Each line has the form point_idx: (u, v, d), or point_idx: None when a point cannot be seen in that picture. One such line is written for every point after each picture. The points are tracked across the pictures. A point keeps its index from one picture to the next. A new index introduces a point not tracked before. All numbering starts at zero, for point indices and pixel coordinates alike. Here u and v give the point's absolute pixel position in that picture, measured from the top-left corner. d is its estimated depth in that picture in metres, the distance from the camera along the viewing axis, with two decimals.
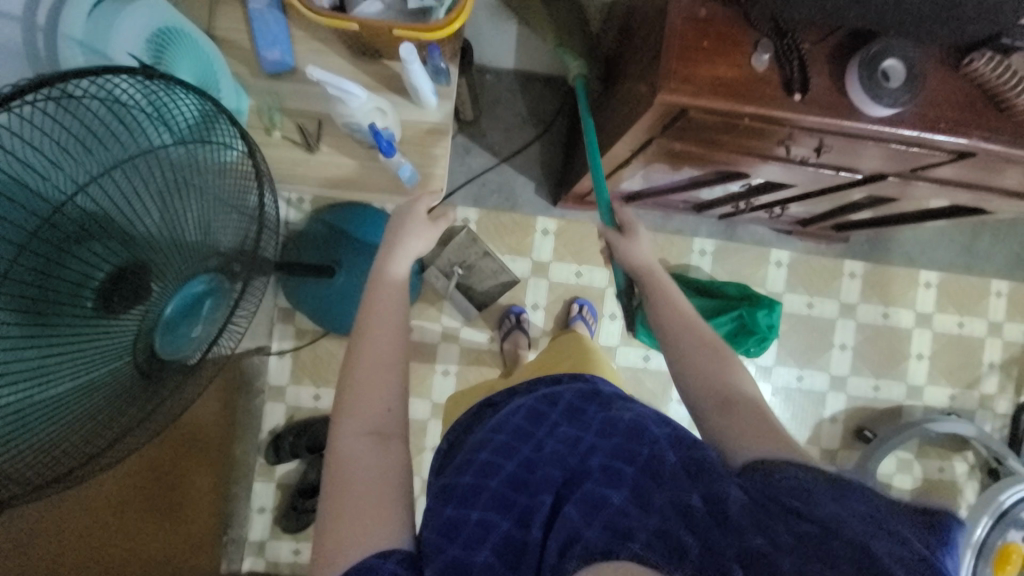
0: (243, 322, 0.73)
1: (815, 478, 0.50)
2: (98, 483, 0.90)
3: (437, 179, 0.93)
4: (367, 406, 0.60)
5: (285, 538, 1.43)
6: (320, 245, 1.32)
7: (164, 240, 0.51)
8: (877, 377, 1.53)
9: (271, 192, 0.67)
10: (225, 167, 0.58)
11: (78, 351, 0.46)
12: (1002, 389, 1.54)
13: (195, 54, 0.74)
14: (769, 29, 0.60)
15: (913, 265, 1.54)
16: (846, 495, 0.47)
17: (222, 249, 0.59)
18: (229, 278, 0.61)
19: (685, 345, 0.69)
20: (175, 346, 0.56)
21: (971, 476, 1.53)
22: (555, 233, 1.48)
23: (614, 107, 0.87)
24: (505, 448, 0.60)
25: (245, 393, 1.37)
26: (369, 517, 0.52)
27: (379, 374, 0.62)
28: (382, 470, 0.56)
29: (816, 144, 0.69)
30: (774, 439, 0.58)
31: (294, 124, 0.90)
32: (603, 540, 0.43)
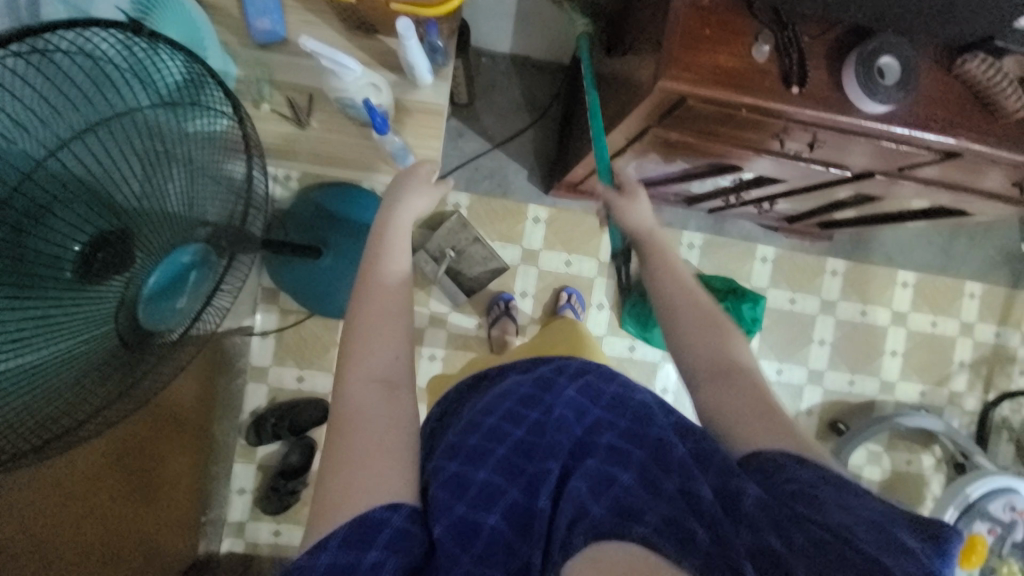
0: (230, 296, 0.72)
1: (822, 483, 0.51)
2: (71, 457, 0.88)
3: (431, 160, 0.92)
4: (376, 353, 0.59)
5: (265, 520, 1.42)
6: (307, 225, 1.29)
7: (148, 207, 0.50)
8: (852, 373, 1.58)
9: (260, 164, 0.65)
10: (212, 134, 0.56)
11: (56, 317, 0.44)
12: (970, 387, 1.61)
13: (179, 15, 0.71)
14: (770, 19, 0.60)
15: (892, 265, 1.59)
16: (851, 506, 0.48)
17: (209, 221, 0.57)
18: (216, 250, 0.59)
19: (691, 321, 0.68)
20: (159, 317, 0.55)
21: (937, 469, 1.59)
22: (546, 221, 1.47)
23: (611, 94, 0.87)
24: (512, 415, 0.60)
25: (227, 373, 1.35)
26: (376, 466, 0.52)
27: (387, 326, 0.61)
28: (387, 421, 0.55)
29: (809, 138, 0.70)
30: (773, 423, 0.59)
31: (284, 97, 0.87)
32: (611, 520, 0.44)
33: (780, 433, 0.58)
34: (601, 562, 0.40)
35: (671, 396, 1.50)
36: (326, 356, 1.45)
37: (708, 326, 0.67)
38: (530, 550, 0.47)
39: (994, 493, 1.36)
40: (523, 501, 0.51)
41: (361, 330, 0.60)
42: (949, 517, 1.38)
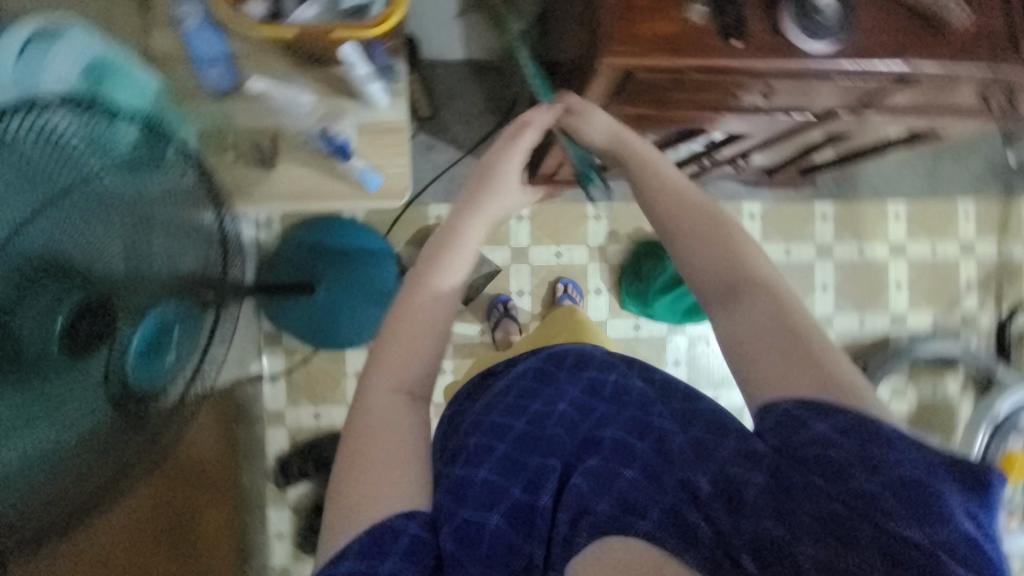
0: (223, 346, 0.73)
1: (844, 438, 0.47)
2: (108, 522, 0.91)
3: (400, 178, 0.93)
4: (406, 363, 0.57)
5: (308, 560, 1.43)
6: (297, 263, 1.31)
7: (125, 273, 0.52)
8: (861, 312, 1.57)
9: (232, 213, 0.66)
10: (177, 192, 0.56)
11: (53, 391, 0.47)
12: (982, 305, 1.59)
13: (132, 84, 0.73)
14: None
15: (882, 198, 1.58)
16: (878, 464, 0.45)
17: (192, 277, 0.59)
18: (200, 306, 0.60)
19: (714, 251, 0.60)
20: (152, 378, 0.54)
21: (965, 393, 1.57)
22: (529, 217, 1.48)
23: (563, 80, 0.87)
24: (513, 409, 0.63)
25: (244, 422, 1.36)
26: (382, 479, 0.51)
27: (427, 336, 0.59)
28: (397, 438, 0.53)
29: (762, 88, 0.70)
30: (798, 350, 0.52)
31: (247, 141, 0.88)
32: (614, 514, 0.46)
33: (802, 370, 0.51)
34: (608, 556, 0.43)
35: (684, 368, 1.50)
36: (339, 388, 1.45)
37: (703, 236, 0.61)
38: (534, 546, 0.50)
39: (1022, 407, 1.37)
40: (525, 498, 0.53)
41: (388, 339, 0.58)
42: (982, 438, 1.37)
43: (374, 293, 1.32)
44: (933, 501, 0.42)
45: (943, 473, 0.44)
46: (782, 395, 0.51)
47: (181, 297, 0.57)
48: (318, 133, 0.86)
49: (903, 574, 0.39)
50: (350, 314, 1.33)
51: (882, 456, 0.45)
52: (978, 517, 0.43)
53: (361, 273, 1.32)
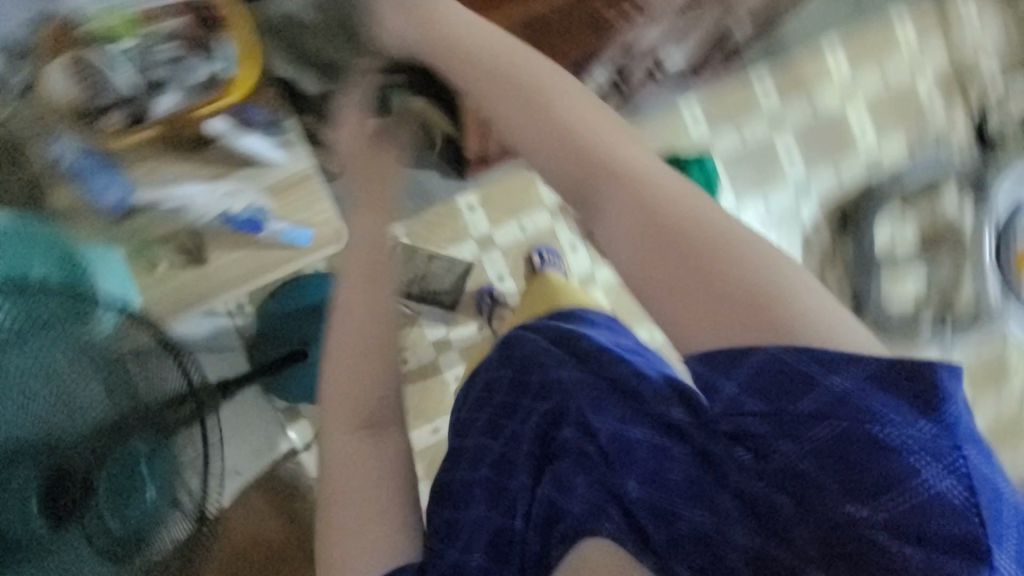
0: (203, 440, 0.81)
1: (769, 394, 0.44)
2: None
3: (329, 222, 0.91)
4: (354, 399, 0.65)
5: None
6: (282, 334, 1.32)
7: (108, 427, 0.67)
8: (835, 165, 1.53)
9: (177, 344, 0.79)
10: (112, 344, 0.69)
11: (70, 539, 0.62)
12: (948, 113, 1.56)
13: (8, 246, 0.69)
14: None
15: (817, 45, 1.51)
16: (817, 430, 0.42)
17: (149, 408, 0.73)
18: (163, 433, 0.74)
19: (632, 179, 0.55)
20: (135, 504, 0.69)
21: (966, 202, 1.53)
22: (480, 205, 1.46)
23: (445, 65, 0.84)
24: (491, 430, 0.68)
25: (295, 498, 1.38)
26: (365, 539, 0.58)
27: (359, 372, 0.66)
28: (364, 478, 0.61)
29: None
30: (691, 276, 0.49)
31: (173, 245, 0.87)
32: (585, 512, 0.49)
33: (702, 311, 0.49)
34: (585, 563, 0.48)
35: None
36: None
37: (563, 158, 0.59)
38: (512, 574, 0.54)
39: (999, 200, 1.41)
40: (500, 523, 0.57)
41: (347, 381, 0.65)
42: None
43: None
44: (874, 459, 0.40)
45: (881, 400, 0.41)
46: (694, 350, 0.49)
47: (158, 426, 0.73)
48: (223, 214, 0.86)
49: (832, 544, 0.41)
50: None
51: (809, 406, 0.43)
52: (939, 446, 0.40)
53: None
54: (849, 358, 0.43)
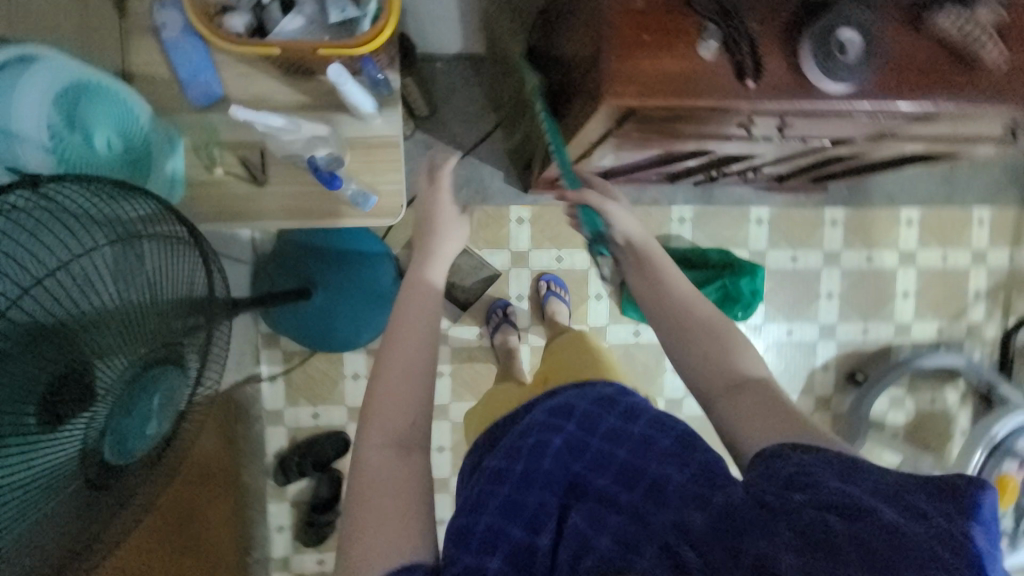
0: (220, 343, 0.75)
1: (866, 495, 0.47)
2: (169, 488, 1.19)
3: (394, 195, 0.90)
4: (392, 414, 0.55)
5: (308, 551, 1.48)
6: (292, 266, 1.30)
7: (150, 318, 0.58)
8: (865, 321, 1.54)
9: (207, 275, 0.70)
10: (166, 245, 0.61)
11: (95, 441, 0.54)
12: (988, 315, 1.56)
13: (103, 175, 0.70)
14: (714, 11, 0.53)
15: (895, 204, 1.52)
16: (914, 510, 0.46)
17: (165, 322, 0.60)
18: (174, 360, 0.62)
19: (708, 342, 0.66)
20: (122, 438, 0.57)
21: (963, 403, 1.58)
22: (529, 220, 1.44)
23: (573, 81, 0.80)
24: (524, 479, 0.62)
25: (243, 421, 1.38)
26: (388, 535, 0.50)
27: (407, 385, 0.56)
28: (398, 479, 0.53)
29: (777, 123, 0.63)
30: (777, 414, 0.59)
31: (235, 156, 0.88)
32: (614, 549, 0.51)
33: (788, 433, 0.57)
34: None
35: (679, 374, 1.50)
36: (338, 389, 1.46)
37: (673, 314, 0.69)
38: None
39: (1019, 430, 1.34)
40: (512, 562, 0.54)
41: (391, 363, 0.57)
42: (978, 459, 1.34)
43: (372, 297, 1.34)
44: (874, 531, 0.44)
45: (919, 495, 0.47)
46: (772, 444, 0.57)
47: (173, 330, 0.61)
48: (309, 159, 0.83)
49: (813, 550, 0.45)
50: (350, 319, 1.33)
51: (853, 478, 0.49)
52: (963, 526, 0.45)
53: (362, 272, 1.32)
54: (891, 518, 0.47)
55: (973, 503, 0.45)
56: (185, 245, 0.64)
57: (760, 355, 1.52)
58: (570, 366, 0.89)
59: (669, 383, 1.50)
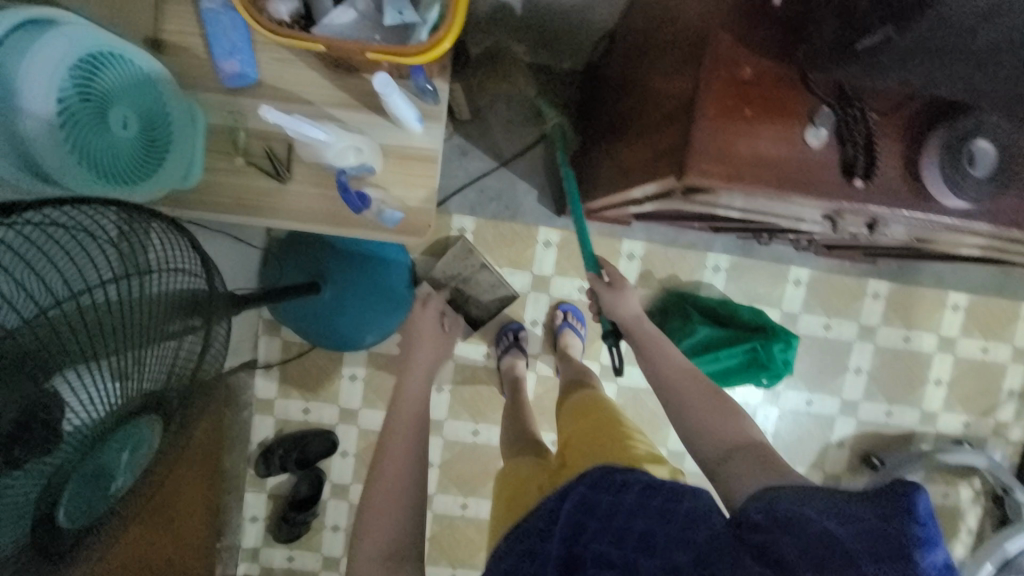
0: (220, 345, 0.68)
1: (812, 510, 0.44)
2: (183, 472, 1.15)
3: (424, 214, 0.83)
4: (379, 524, 0.60)
5: (278, 546, 1.44)
6: (303, 258, 1.24)
7: (130, 337, 0.51)
8: (890, 403, 1.45)
9: (218, 306, 0.65)
10: (175, 273, 0.57)
11: (60, 491, 0.47)
12: (1019, 417, 1.47)
13: (122, 154, 0.64)
14: (831, 94, 0.47)
15: (943, 286, 1.44)
16: (850, 514, 0.42)
17: (159, 357, 0.54)
18: (161, 402, 0.55)
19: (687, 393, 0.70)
20: (81, 485, 0.50)
21: (975, 503, 1.50)
22: (557, 245, 1.37)
23: (637, 125, 0.72)
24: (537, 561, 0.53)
25: (232, 406, 1.34)
26: None
27: (390, 493, 0.62)
28: None
29: (868, 219, 0.56)
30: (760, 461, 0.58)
31: (260, 146, 0.81)
32: None
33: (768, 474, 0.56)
34: None
35: None
36: (332, 388, 1.41)
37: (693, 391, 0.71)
38: None
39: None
40: None
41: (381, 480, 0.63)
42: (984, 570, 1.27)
43: (383, 302, 1.28)
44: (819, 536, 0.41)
45: (858, 495, 0.43)
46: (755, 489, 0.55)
47: (163, 344, 0.55)
48: (339, 173, 0.76)
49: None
50: (356, 320, 1.27)
51: (809, 501, 0.46)
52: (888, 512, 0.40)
53: (376, 276, 1.26)
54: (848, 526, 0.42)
55: (904, 502, 0.40)
56: (172, 246, 0.58)
57: (774, 421, 1.44)
58: (597, 425, 0.74)
59: (673, 435, 1.42)
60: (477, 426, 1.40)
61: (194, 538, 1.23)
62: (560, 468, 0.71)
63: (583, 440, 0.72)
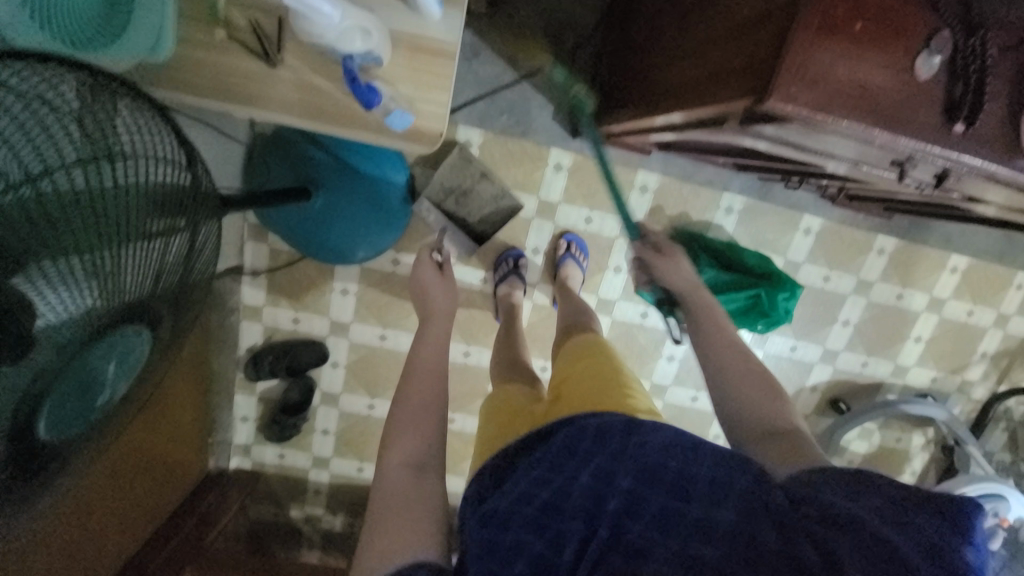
0: (209, 252, 0.63)
1: (869, 513, 0.48)
2: (174, 375, 1.13)
3: (437, 120, 0.73)
4: (413, 437, 0.62)
5: (269, 444, 1.49)
6: (291, 159, 1.12)
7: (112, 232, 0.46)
8: (869, 355, 1.51)
9: (204, 210, 0.59)
10: (151, 163, 0.51)
11: (43, 398, 0.43)
12: (984, 377, 1.55)
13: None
14: (956, 18, 0.43)
15: (948, 248, 1.43)
16: (907, 524, 0.47)
17: (145, 257, 0.49)
18: (147, 312, 0.50)
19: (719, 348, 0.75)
20: (64, 397, 0.45)
21: (924, 448, 1.62)
22: (569, 169, 1.28)
23: (702, 37, 0.62)
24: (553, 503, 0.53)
25: (218, 310, 1.30)
26: (406, 536, 0.53)
27: (424, 414, 0.64)
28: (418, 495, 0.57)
29: (940, 170, 0.51)
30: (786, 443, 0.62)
31: (246, 19, 0.69)
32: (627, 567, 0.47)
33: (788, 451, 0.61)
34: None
35: (675, 364, 1.45)
36: (323, 300, 1.37)
37: (732, 356, 0.73)
38: None
39: (983, 496, 1.28)
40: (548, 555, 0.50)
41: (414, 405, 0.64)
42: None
43: (378, 217, 1.20)
44: (879, 538, 0.45)
45: (919, 505, 0.48)
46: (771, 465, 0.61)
47: (148, 245, 0.49)
48: (344, 61, 0.66)
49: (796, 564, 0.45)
50: (348, 232, 1.19)
51: (865, 494, 0.51)
52: (952, 538, 0.45)
53: (373, 188, 1.17)
54: (906, 525, 0.47)
55: (966, 522, 0.46)
56: (144, 126, 0.50)
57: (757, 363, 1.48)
58: (585, 375, 0.73)
59: (660, 370, 1.45)
60: (469, 348, 1.41)
61: (184, 433, 1.23)
62: (556, 402, 0.72)
63: (575, 385, 0.73)
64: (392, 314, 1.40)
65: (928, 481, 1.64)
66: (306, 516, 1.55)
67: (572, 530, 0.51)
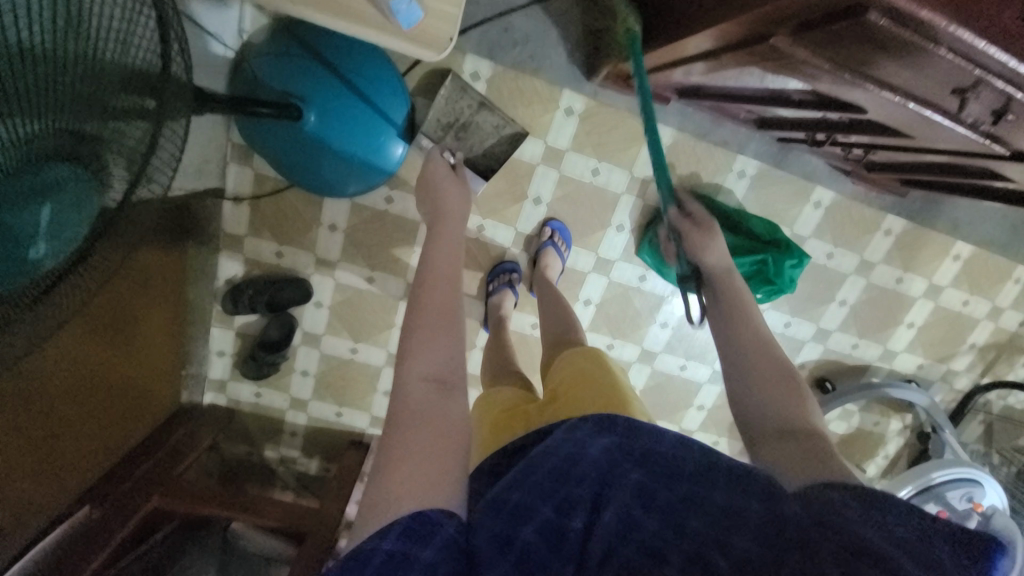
0: (171, 145, 0.61)
1: (886, 531, 0.47)
2: (130, 296, 1.03)
3: (448, 20, 0.66)
4: (434, 354, 0.58)
5: (246, 382, 1.45)
6: (286, 70, 1.02)
7: (72, 92, 0.42)
8: (860, 337, 1.50)
9: (176, 100, 0.57)
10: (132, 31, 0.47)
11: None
12: (969, 368, 1.56)
13: None
14: None
15: (953, 234, 1.41)
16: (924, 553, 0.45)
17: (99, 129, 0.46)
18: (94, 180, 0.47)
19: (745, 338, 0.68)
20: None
21: (900, 434, 1.65)
22: (580, 115, 1.20)
23: None
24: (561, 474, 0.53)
25: (195, 234, 1.22)
26: (418, 475, 0.48)
27: (441, 334, 0.60)
28: (436, 420, 0.53)
29: (1002, 103, 0.47)
30: (821, 460, 0.57)
31: None
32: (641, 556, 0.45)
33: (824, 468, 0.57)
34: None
35: (667, 331, 1.43)
36: (309, 234, 1.30)
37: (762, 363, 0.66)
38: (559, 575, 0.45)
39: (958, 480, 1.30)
40: (555, 520, 0.49)
41: (417, 330, 0.60)
42: (904, 493, 1.31)
43: (369, 154, 1.11)
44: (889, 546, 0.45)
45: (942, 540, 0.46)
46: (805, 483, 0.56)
47: (110, 117, 0.47)
48: None
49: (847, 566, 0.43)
50: (337, 164, 1.10)
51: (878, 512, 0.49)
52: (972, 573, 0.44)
53: (369, 118, 1.07)
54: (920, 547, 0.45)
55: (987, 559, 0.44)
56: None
57: None
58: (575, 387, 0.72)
59: (651, 336, 1.43)
60: None
61: (148, 358, 1.15)
62: (551, 402, 0.73)
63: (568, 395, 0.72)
64: (381, 257, 1.34)
65: (898, 467, 1.68)
66: (281, 457, 1.52)
67: (581, 499, 0.50)
